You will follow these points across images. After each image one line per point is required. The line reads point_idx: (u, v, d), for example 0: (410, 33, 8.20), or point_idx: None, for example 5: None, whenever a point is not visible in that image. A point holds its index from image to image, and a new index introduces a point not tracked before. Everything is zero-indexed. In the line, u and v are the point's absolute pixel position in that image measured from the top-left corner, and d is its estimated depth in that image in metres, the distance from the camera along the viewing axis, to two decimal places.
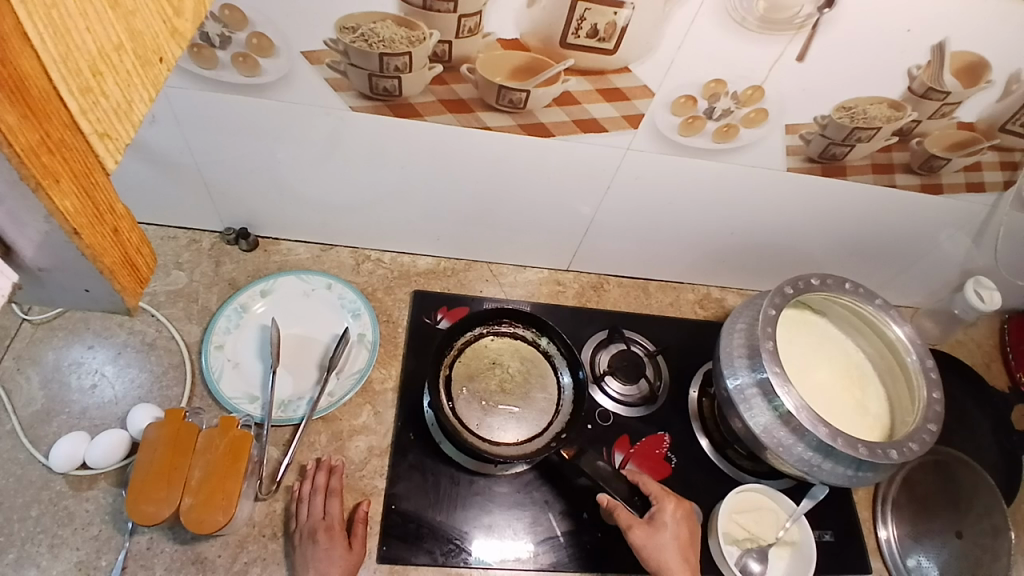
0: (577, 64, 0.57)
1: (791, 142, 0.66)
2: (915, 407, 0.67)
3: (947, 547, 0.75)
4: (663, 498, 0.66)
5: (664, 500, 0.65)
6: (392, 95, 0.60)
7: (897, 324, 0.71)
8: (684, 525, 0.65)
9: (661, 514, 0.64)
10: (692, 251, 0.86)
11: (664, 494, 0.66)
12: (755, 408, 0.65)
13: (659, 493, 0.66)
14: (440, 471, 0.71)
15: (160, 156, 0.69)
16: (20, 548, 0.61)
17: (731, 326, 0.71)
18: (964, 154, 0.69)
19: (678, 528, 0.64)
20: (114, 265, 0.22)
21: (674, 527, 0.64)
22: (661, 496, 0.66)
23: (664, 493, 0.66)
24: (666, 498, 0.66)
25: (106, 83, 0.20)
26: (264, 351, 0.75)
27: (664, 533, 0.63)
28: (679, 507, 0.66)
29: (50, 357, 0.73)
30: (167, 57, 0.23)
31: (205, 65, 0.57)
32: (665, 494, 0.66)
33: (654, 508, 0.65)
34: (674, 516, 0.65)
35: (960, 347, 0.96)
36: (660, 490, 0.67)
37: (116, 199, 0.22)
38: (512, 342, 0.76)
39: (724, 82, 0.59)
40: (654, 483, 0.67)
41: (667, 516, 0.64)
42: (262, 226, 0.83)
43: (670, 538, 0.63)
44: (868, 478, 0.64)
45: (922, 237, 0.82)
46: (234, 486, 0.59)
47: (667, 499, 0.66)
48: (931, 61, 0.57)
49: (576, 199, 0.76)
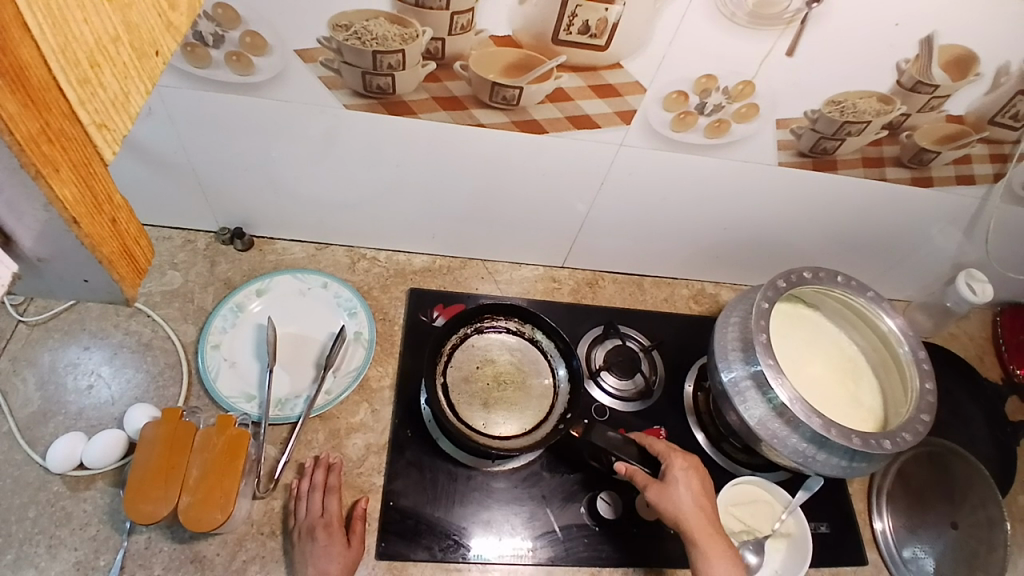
0: (570, 60, 0.57)
1: (782, 137, 0.66)
2: (908, 397, 0.68)
3: (943, 538, 0.75)
4: (669, 455, 0.66)
5: (672, 457, 0.66)
6: (386, 92, 0.61)
7: (889, 316, 0.71)
8: (695, 477, 0.64)
9: (672, 470, 0.64)
10: (686, 247, 0.86)
11: (671, 452, 0.67)
12: (749, 401, 0.65)
13: (666, 451, 0.67)
14: (439, 467, 0.71)
15: (154, 156, 0.69)
16: (18, 548, 0.61)
17: (725, 320, 0.71)
18: (954, 147, 0.69)
19: (691, 481, 0.64)
20: (112, 255, 0.22)
21: (686, 481, 0.64)
22: (668, 453, 0.66)
23: (671, 450, 0.67)
24: (673, 455, 0.66)
25: (103, 75, 0.20)
26: (261, 351, 0.75)
27: (677, 489, 0.63)
28: (686, 461, 0.66)
29: (46, 358, 0.73)
30: (163, 50, 0.24)
31: (198, 63, 0.57)
32: (672, 451, 0.66)
33: (663, 467, 0.66)
34: (683, 469, 0.65)
35: (953, 340, 0.97)
36: (667, 447, 0.67)
37: (114, 189, 0.22)
38: (494, 336, 0.76)
39: (715, 78, 0.59)
40: (660, 443, 0.68)
41: (677, 471, 0.64)
42: (257, 226, 0.83)
43: (684, 493, 0.63)
44: (862, 468, 0.64)
45: (914, 230, 0.83)
46: (232, 483, 0.59)
47: (674, 456, 0.66)
48: (919, 54, 0.58)
49: (571, 196, 0.76)
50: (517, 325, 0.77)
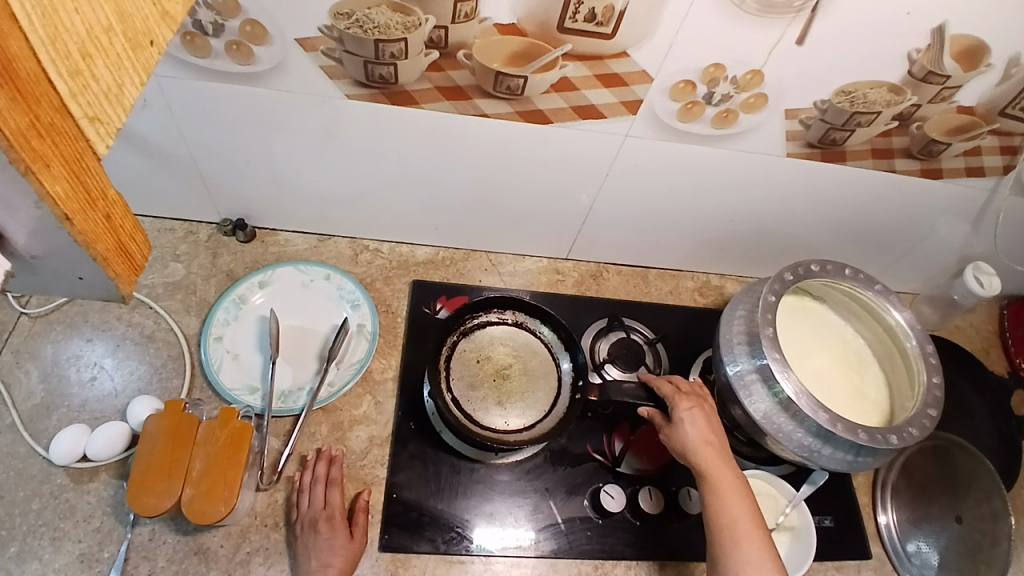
0: (575, 48, 0.56)
1: (791, 127, 0.65)
2: (915, 391, 0.67)
3: (947, 531, 0.75)
4: (674, 398, 0.66)
5: (678, 399, 0.66)
6: (388, 82, 0.60)
7: (896, 310, 0.71)
8: (702, 414, 0.64)
9: (678, 412, 0.65)
10: (691, 239, 0.85)
11: (677, 394, 0.67)
12: (754, 395, 0.65)
13: (673, 394, 0.66)
14: (442, 460, 0.71)
15: (155, 147, 0.69)
16: (22, 541, 0.61)
17: (731, 312, 0.71)
18: (964, 138, 0.68)
19: (698, 420, 0.64)
20: (107, 252, 0.21)
21: (693, 420, 0.64)
22: (674, 396, 0.66)
23: (677, 393, 0.67)
24: (679, 397, 0.66)
25: (96, 67, 0.20)
26: (263, 343, 0.75)
27: (684, 428, 0.63)
28: (692, 401, 0.66)
29: (49, 351, 0.72)
30: (158, 40, 0.23)
31: (198, 53, 0.57)
32: (677, 394, 0.66)
33: (670, 408, 0.66)
34: (689, 410, 0.65)
35: (958, 333, 0.96)
36: (672, 390, 0.67)
37: (109, 184, 0.21)
38: (482, 332, 0.75)
39: (722, 67, 0.58)
40: (666, 386, 0.68)
41: (683, 411, 0.65)
42: (259, 218, 0.82)
43: (692, 431, 0.63)
44: (867, 462, 0.64)
45: (921, 222, 0.82)
46: (235, 476, 0.59)
47: (680, 398, 0.66)
48: (931, 44, 0.57)
49: (576, 187, 0.76)
50: (499, 314, 0.76)
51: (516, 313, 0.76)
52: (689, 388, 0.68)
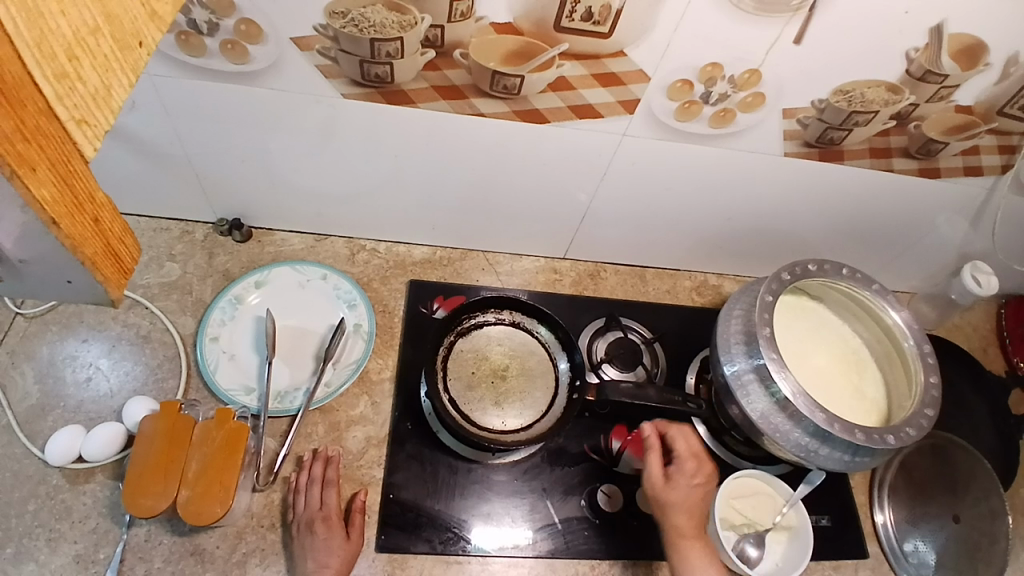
0: (572, 47, 0.56)
1: (788, 126, 0.65)
2: (912, 391, 0.67)
3: (944, 531, 0.75)
4: (686, 459, 0.71)
5: (686, 463, 0.70)
6: (385, 81, 0.59)
7: (894, 309, 0.70)
8: (702, 489, 0.69)
9: (682, 476, 0.69)
10: (690, 238, 0.85)
11: (687, 454, 0.71)
12: (751, 394, 0.65)
13: (685, 453, 0.71)
14: (438, 460, 0.70)
15: (150, 146, 0.68)
16: (19, 542, 0.61)
17: (728, 312, 0.70)
18: (962, 137, 0.68)
19: (693, 491, 0.68)
20: (96, 256, 0.21)
21: (690, 489, 0.68)
22: (685, 457, 0.71)
23: (688, 455, 0.71)
24: (690, 460, 0.71)
25: (82, 69, 0.20)
26: (260, 343, 0.74)
27: (679, 491, 0.68)
28: (699, 471, 0.70)
29: (45, 352, 0.72)
30: (147, 41, 0.23)
31: (193, 52, 0.56)
32: (689, 457, 0.71)
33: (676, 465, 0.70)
34: (692, 478, 0.69)
35: (957, 332, 0.96)
36: (687, 452, 0.71)
37: (97, 187, 0.21)
38: (479, 332, 0.75)
39: (720, 66, 0.58)
40: (682, 443, 0.72)
41: (684, 478, 0.69)
42: (255, 217, 0.82)
43: (684, 497, 0.67)
44: (864, 462, 0.64)
45: (920, 221, 0.82)
46: (232, 477, 0.58)
47: (688, 462, 0.70)
48: (929, 43, 0.57)
49: (574, 186, 0.75)
50: (496, 314, 0.76)
51: (513, 312, 0.76)
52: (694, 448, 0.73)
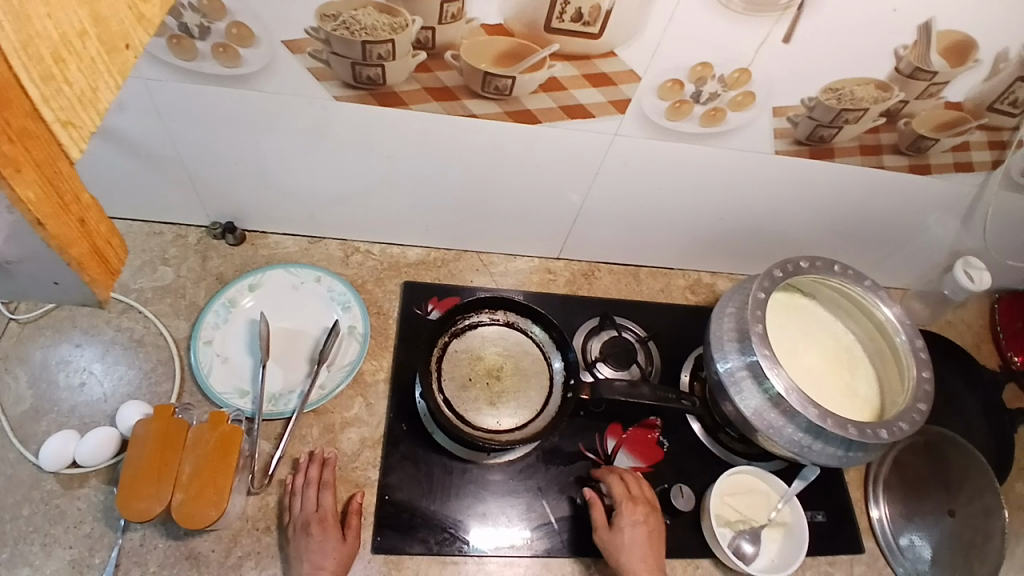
0: (562, 48, 0.56)
1: (779, 125, 0.65)
2: (904, 386, 0.68)
3: (938, 526, 0.75)
4: (621, 501, 0.67)
5: (623, 505, 0.67)
6: (376, 83, 0.59)
7: (886, 305, 0.71)
8: (644, 530, 0.65)
9: (619, 520, 0.66)
10: (683, 236, 0.85)
11: (625, 497, 0.68)
12: (745, 391, 0.65)
13: (621, 496, 0.68)
14: (434, 460, 0.70)
15: (142, 150, 0.68)
16: (13, 547, 0.61)
17: (721, 310, 0.71)
18: (952, 134, 0.68)
19: (638, 532, 0.65)
20: (83, 257, 0.21)
21: (631, 532, 0.65)
22: (621, 500, 0.67)
23: (625, 497, 0.68)
24: (627, 502, 0.67)
25: (69, 71, 0.20)
26: (254, 346, 0.74)
27: (620, 539, 0.64)
28: (638, 510, 0.67)
29: (38, 356, 0.72)
30: (134, 43, 0.23)
31: (184, 56, 0.56)
32: (626, 499, 0.67)
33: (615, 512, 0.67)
34: (631, 521, 0.66)
35: (950, 329, 0.96)
36: (623, 493, 0.68)
37: (83, 188, 0.21)
38: (473, 333, 0.75)
39: (710, 65, 0.58)
40: (616, 486, 0.68)
41: (624, 520, 0.66)
42: (248, 220, 0.82)
43: (628, 543, 0.64)
44: (858, 457, 0.64)
45: (912, 218, 0.83)
46: (225, 480, 0.58)
47: (626, 504, 0.67)
48: (918, 40, 0.57)
49: (567, 186, 0.75)
50: (490, 314, 0.76)
51: (507, 312, 0.76)
52: (638, 489, 0.69)
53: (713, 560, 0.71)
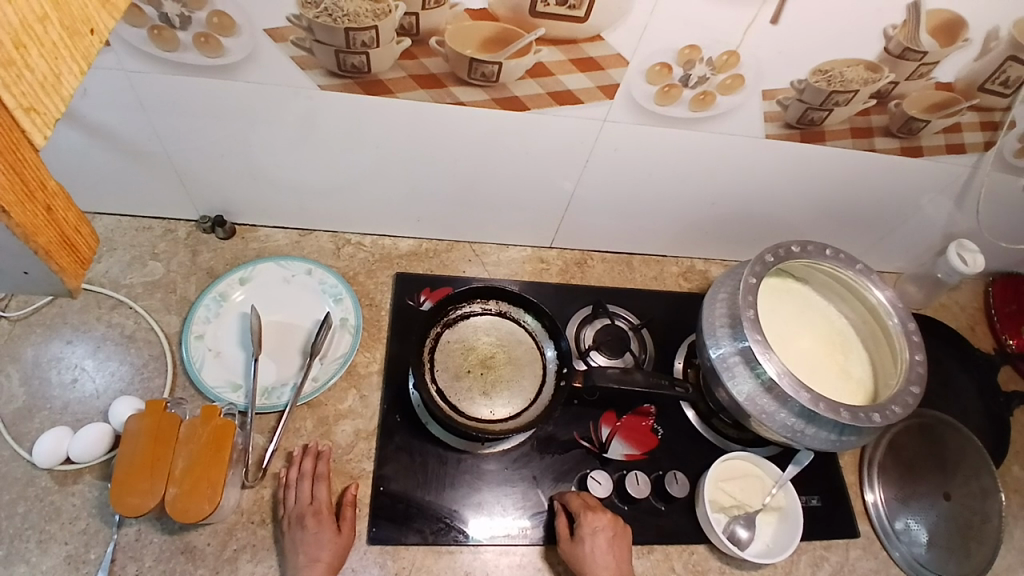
0: (549, 32, 0.56)
1: (769, 108, 0.65)
2: (898, 369, 0.68)
3: (936, 509, 0.75)
4: (582, 511, 0.66)
5: (583, 514, 0.65)
6: (361, 71, 0.59)
7: (879, 289, 0.71)
8: (605, 536, 0.64)
9: (581, 529, 0.64)
10: (674, 223, 0.85)
11: (585, 508, 0.66)
12: (737, 376, 0.65)
13: (581, 508, 0.66)
14: (428, 451, 0.70)
15: (128, 143, 0.68)
16: (9, 544, 0.60)
17: (713, 296, 0.71)
18: (943, 115, 0.68)
19: (599, 540, 0.63)
20: (49, 245, 0.21)
21: (594, 541, 0.63)
22: (581, 510, 0.66)
23: (586, 507, 0.66)
24: (587, 510, 0.66)
25: (30, 56, 0.19)
26: (245, 339, 0.74)
27: (584, 548, 0.63)
28: (599, 518, 0.65)
29: (29, 354, 0.72)
30: (99, 28, 0.23)
31: (165, 47, 0.56)
32: (586, 507, 0.66)
33: (576, 523, 0.65)
34: (592, 528, 0.64)
35: (944, 311, 0.96)
36: (583, 504, 0.66)
37: (48, 176, 0.21)
38: (465, 323, 0.74)
39: (698, 48, 0.58)
40: (575, 500, 0.67)
41: (585, 528, 0.64)
42: (238, 214, 0.81)
43: (591, 552, 0.63)
44: (851, 441, 0.65)
45: (904, 201, 0.82)
46: (218, 474, 0.58)
47: (586, 513, 0.65)
48: (907, 20, 0.57)
49: (558, 174, 0.75)
50: (483, 304, 0.76)
51: (500, 302, 0.76)
52: (596, 501, 0.68)
53: (707, 545, 0.71)
